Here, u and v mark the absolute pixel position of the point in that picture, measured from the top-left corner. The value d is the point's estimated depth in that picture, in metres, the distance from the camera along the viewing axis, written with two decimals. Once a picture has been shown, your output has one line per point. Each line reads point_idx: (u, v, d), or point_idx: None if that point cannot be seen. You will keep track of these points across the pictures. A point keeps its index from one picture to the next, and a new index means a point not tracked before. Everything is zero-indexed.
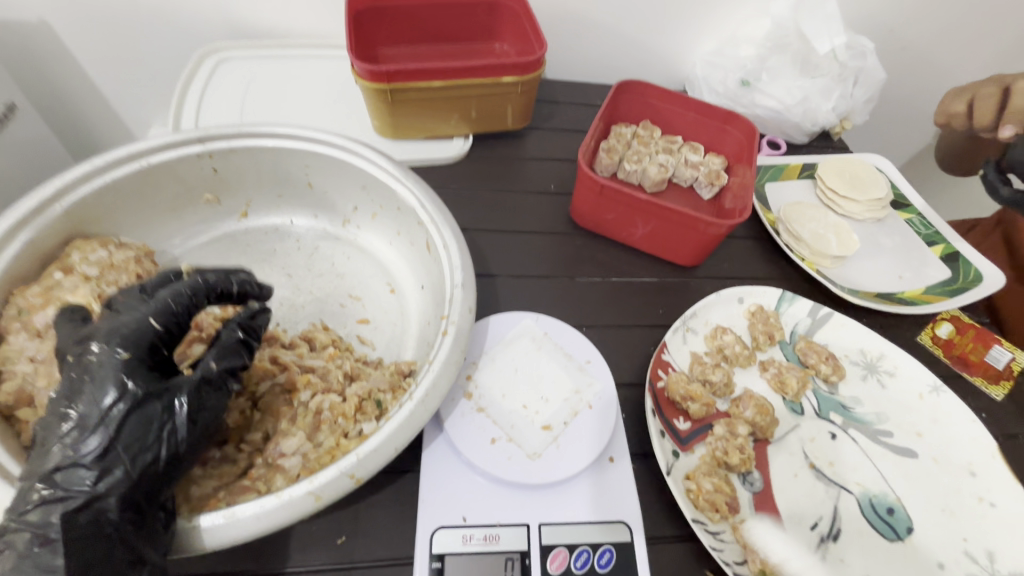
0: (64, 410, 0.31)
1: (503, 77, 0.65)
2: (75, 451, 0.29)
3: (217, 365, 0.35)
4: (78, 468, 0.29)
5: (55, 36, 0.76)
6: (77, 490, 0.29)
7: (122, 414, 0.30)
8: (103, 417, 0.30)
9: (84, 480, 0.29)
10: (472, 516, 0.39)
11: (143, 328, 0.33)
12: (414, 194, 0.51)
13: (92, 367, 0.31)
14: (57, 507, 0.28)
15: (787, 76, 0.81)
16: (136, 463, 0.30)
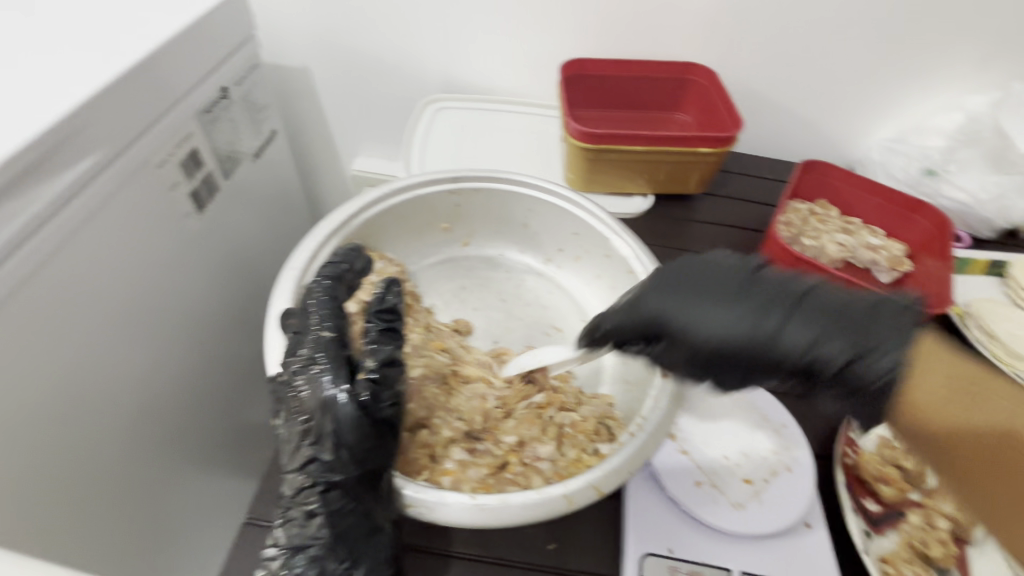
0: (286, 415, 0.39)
1: (700, 148, 0.70)
2: (311, 451, 0.36)
3: (376, 360, 0.38)
4: (321, 464, 0.36)
5: (310, 78, 0.94)
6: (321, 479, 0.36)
7: (328, 420, 0.35)
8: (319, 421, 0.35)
9: (321, 477, 0.36)
10: (677, 549, 0.42)
11: (319, 334, 0.37)
12: (628, 245, 0.57)
13: (300, 382, 0.36)
14: (313, 490, 0.37)
15: (977, 172, 0.79)
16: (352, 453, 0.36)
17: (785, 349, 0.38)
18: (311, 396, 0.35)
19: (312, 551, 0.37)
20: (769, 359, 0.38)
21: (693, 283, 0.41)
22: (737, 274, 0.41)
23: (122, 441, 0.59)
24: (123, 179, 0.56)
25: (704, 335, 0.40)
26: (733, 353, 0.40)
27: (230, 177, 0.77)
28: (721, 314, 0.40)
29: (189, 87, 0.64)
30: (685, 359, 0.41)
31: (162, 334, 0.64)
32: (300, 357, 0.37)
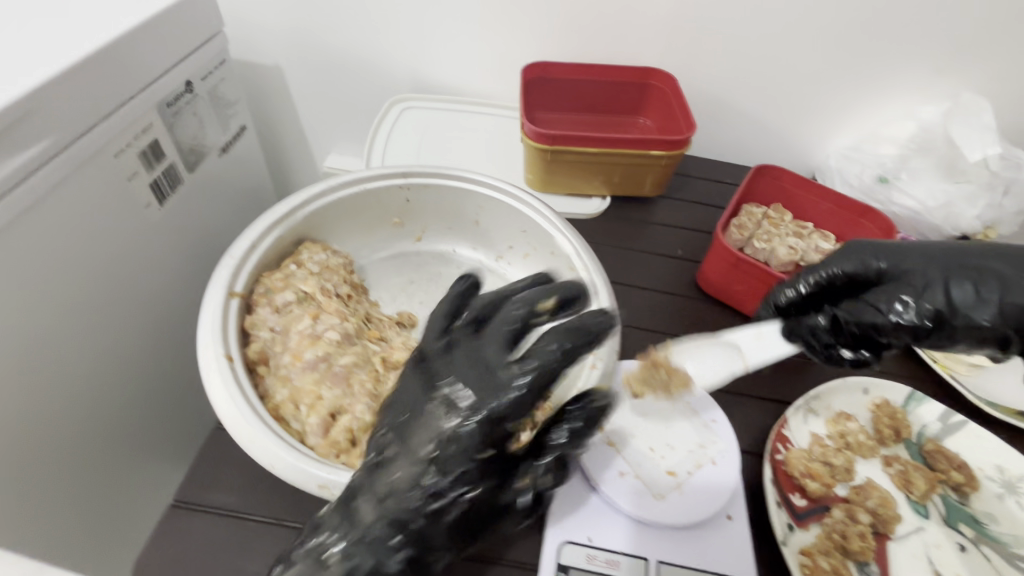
0: (377, 485, 0.36)
1: (653, 151, 0.72)
2: (388, 532, 0.35)
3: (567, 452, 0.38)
4: (390, 549, 0.35)
5: (282, 77, 0.95)
6: (383, 562, 0.34)
7: (450, 513, 0.35)
8: (450, 506, 0.35)
9: (387, 558, 0.34)
10: (596, 538, 0.43)
11: (504, 429, 0.35)
12: (571, 242, 0.58)
13: (400, 462, 0.35)
14: (374, 573, 0.34)
15: (929, 179, 0.81)
16: (435, 539, 0.36)
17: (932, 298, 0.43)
18: (470, 452, 0.35)
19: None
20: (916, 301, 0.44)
21: (895, 247, 0.48)
22: (894, 246, 0.49)
23: (60, 426, 0.59)
24: (77, 167, 0.57)
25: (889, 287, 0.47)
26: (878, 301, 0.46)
27: (193, 170, 0.77)
28: (892, 270, 0.47)
29: (150, 80, 0.65)
30: (857, 307, 0.47)
31: (110, 323, 0.65)
32: (448, 410, 0.36)
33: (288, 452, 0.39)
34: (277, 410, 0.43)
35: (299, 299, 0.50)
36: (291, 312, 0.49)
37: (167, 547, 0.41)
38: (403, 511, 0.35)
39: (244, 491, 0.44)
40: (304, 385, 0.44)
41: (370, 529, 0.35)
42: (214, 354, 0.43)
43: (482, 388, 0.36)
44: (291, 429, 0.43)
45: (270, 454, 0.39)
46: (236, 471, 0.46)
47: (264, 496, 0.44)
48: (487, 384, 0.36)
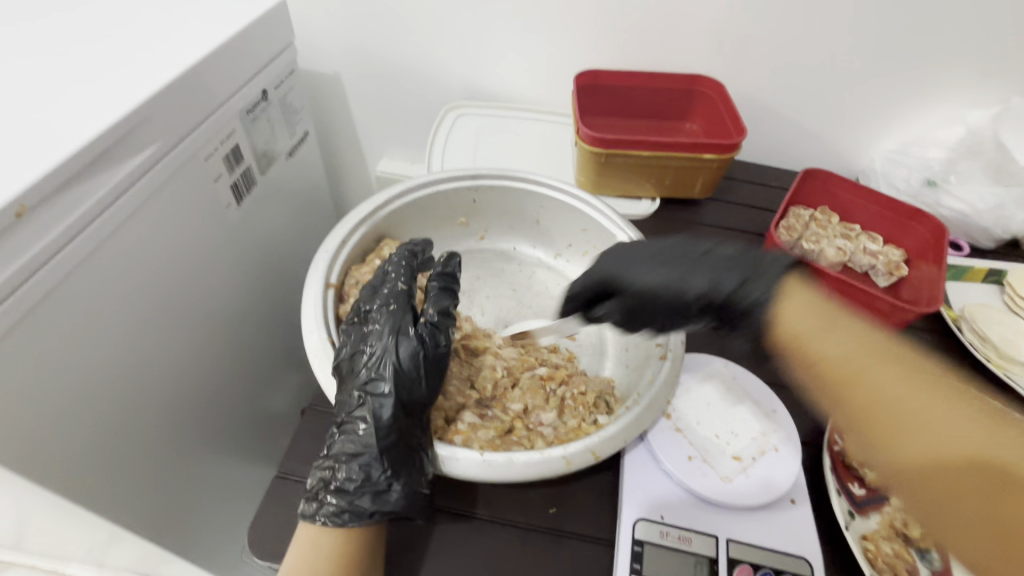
0: (361, 345, 0.46)
1: (705, 154, 0.75)
2: (373, 383, 0.44)
3: (434, 308, 0.50)
4: (377, 395, 0.43)
5: (340, 85, 1.00)
6: (374, 404, 0.43)
7: (395, 356, 0.44)
8: (394, 355, 0.44)
9: (371, 401, 0.43)
10: (668, 516, 0.46)
11: (395, 290, 0.49)
12: (632, 240, 0.61)
13: (372, 321, 0.47)
14: (367, 416, 0.43)
15: (979, 184, 0.83)
16: (404, 390, 0.44)
17: (711, 285, 0.44)
18: (385, 340, 0.45)
19: (356, 462, 0.43)
20: (691, 297, 0.45)
21: (618, 256, 0.49)
22: (638, 247, 0.49)
23: (151, 407, 0.64)
24: (175, 170, 0.62)
25: (624, 295, 0.48)
26: (632, 301, 0.47)
27: (265, 172, 0.83)
28: (643, 273, 0.47)
29: (234, 89, 0.71)
30: (647, 308, 0.47)
31: (195, 313, 0.70)
32: (372, 321, 0.47)
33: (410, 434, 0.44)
34: None
35: None
36: None
37: (276, 514, 0.45)
38: (362, 398, 0.44)
39: None
40: None
41: (354, 411, 0.44)
42: (320, 338, 0.47)
43: (394, 298, 0.48)
44: None
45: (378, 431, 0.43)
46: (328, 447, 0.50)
47: None
48: (400, 297, 0.49)
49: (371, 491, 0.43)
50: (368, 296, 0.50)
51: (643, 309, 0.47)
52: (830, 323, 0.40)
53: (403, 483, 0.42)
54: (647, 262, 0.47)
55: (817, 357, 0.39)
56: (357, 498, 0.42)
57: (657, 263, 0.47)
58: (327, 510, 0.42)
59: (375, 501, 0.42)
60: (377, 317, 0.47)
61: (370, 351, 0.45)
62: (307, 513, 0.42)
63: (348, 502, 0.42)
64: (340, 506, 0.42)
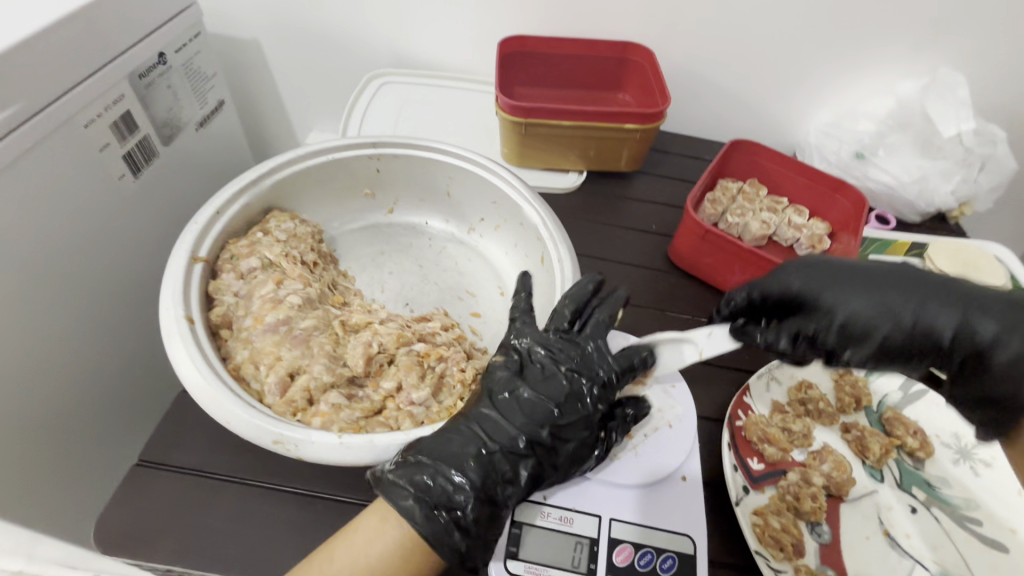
0: (542, 407, 0.43)
1: (627, 124, 0.72)
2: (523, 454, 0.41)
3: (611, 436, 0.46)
4: (522, 463, 0.41)
5: (260, 51, 0.94)
6: (517, 474, 0.41)
7: (570, 435, 0.43)
8: (576, 435, 0.43)
9: (525, 467, 0.41)
10: (550, 496, 0.44)
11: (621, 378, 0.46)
12: (538, 212, 0.58)
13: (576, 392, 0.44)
14: (518, 483, 0.41)
15: (907, 156, 0.81)
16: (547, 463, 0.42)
17: (954, 322, 0.38)
18: (584, 412, 0.44)
19: (467, 506, 0.38)
20: (925, 326, 0.38)
21: (810, 267, 0.43)
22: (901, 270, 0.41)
23: (41, 398, 0.59)
24: (45, 139, 0.57)
25: (823, 307, 0.41)
26: (886, 331, 0.39)
27: (169, 144, 0.77)
28: (864, 296, 0.40)
29: (120, 51, 0.65)
30: (812, 320, 0.42)
31: (89, 294, 0.65)
32: (586, 393, 0.44)
33: (245, 411, 0.39)
34: (238, 370, 0.44)
35: (263, 265, 0.50)
36: (255, 278, 0.49)
37: (132, 505, 0.42)
38: (522, 435, 0.42)
39: (207, 452, 0.46)
40: (264, 347, 0.45)
41: (517, 471, 0.41)
42: (175, 316, 0.43)
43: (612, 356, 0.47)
44: (250, 389, 0.43)
45: (224, 412, 0.39)
46: (198, 433, 0.47)
47: (228, 455, 0.46)
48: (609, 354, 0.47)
49: (490, 529, 0.39)
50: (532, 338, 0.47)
51: (832, 330, 0.41)
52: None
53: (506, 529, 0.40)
54: (844, 280, 0.41)
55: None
56: (474, 537, 0.38)
57: (848, 286, 0.41)
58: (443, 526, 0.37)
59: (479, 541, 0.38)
60: (577, 373, 0.45)
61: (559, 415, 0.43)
62: (408, 515, 0.37)
63: (463, 538, 0.37)
64: (456, 542, 0.37)
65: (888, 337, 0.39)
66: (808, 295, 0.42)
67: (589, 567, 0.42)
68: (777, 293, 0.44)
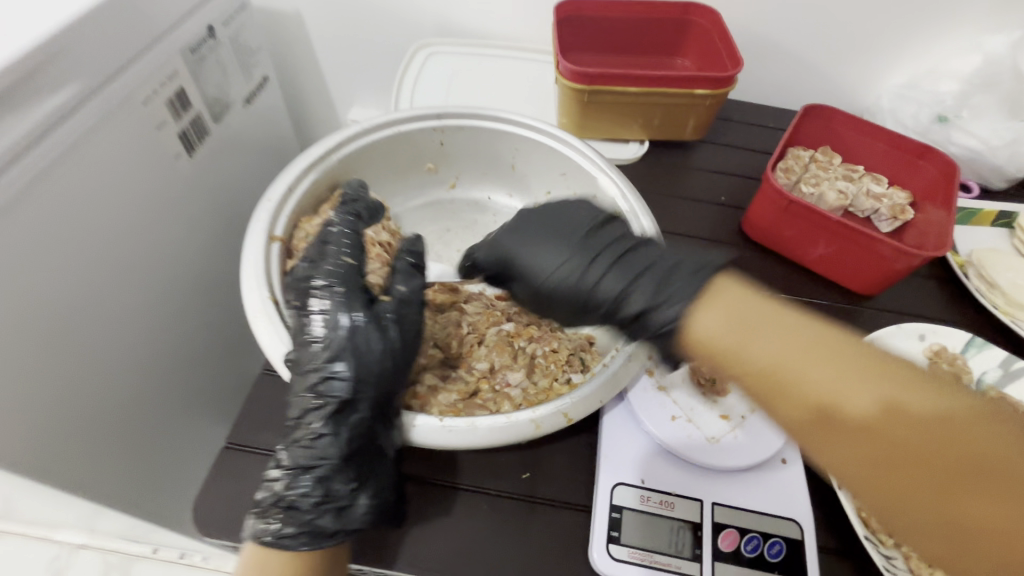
0: (306, 329, 0.40)
1: (697, 90, 0.68)
2: (327, 391, 0.38)
3: (402, 289, 0.44)
4: (329, 406, 0.38)
5: (301, 25, 0.91)
6: (331, 427, 0.38)
7: (346, 345, 0.38)
8: (337, 342, 0.38)
9: (329, 413, 0.38)
10: (649, 480, 0.43)
11: (347, 264, 0.43)
12: (615, 184, 0.55)
13: (315, 309, 0.40)
14: (321, 443, 0.38)
15: (994, 118, 0.76)
16: (372, 390, 0.39)
17: (572, 287, 0.41)
18: (326, 312, 0.39)
19: (319, 471, 0.38)
20: (592, 284, 0.40)
21: (524, 230, 0.44)
22: (589, 230, 0.43)
23: (115, 378, 0.59)
24: (108, 114, 0.55)
25: (530, 272, 0.43)
26: (576, 292, 0.41)
27: (219, 122, 0.75)
28: (550, 256, 0.42)
29: (171, 24, 0.63)
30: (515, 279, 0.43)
31: (154, 276, 0.64)
32: (314, 303, 0.40)
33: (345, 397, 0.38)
34: None
35: None
36: None
37: (226, 487, 0.42)
38: (318, 375, 0.38)
39: None
40: None
41: (304, 417, 0.38)
42: (261, 298, 0.42)
43: (340, 280, 0.41)
44: None
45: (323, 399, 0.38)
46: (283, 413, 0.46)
47: None
48: (349, 279, 0.42)
49: (334, 516, 0.39)
50: (312, 263, 0.43)
51: (534, 289, 0.42)
52: (759, 322, 0.34)
53: (370, 491, 0.39)
54: (538, 235, 0.44)
55: (753, 367, 0.33)
56: (319, 503, 0.38)
57: (542, 238, 0.43)
58: (279, 528, 0.38)
59: (333, 514, 0.39)
60: (342, 259, 0.43)
61: (319, 332, 0.39)
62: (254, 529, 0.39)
63: (313, 524, 0.38)
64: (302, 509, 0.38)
65: (599, 301, 0.40)
66: (507, 256, 0.44)
67: (695, 552, 0.40)
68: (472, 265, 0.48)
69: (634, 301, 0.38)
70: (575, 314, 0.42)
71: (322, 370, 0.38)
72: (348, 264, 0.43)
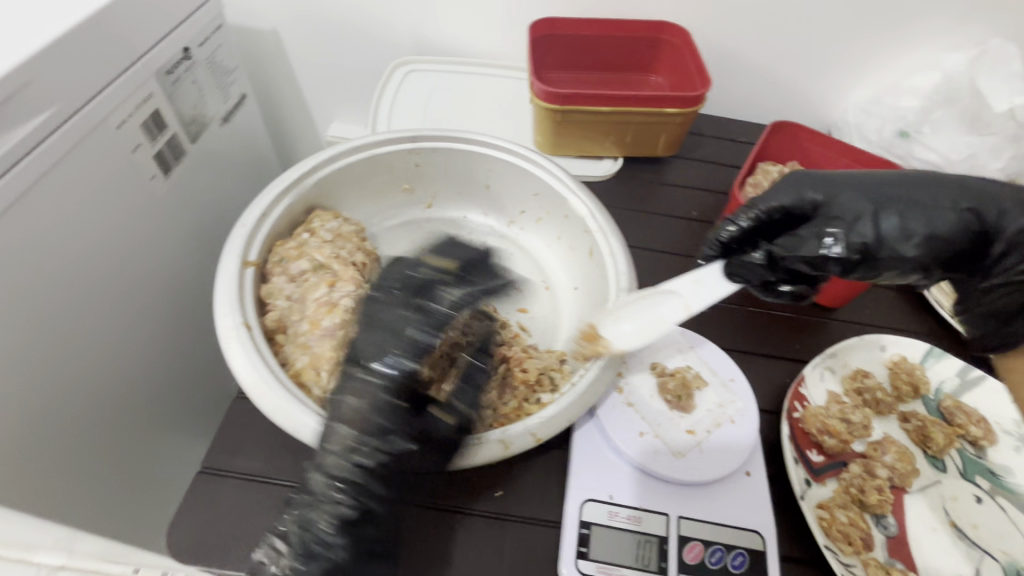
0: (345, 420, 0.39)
1: (666, 108, 0.70)
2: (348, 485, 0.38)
3: (463, 408, 0.42)
4: (344, 503, 0.37)
5: (280, 42, 0.92)
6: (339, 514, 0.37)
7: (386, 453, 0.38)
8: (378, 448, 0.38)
9: (349, 501, 0.38)
10: (616, 495, 0.44)
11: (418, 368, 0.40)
12: (585, 204, 0.57)
13: (354, 396, 0.39)
14: (331, 532, 0.37)
15: (952, 133, 0.78)
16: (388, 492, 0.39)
17: (957, 223, 0.44)
18: (372, 416, 0.38)
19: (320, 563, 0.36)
20: (940, 211, 0.45)
21: (805, 181, 0.51)
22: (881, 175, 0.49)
23: (91, 399, 0.59)
24: (82, 138, 0.55)
25: (836, 206, 0.48)
26: (907, 213, 0.45)
27: (197, 141, 0.76)
28: (856, 198, 0.47)
29: (148, 48, 0.63)
30: (845, 221, 0.46)
31: (131, 297, 0.64)
32: (354, 385, 0.39)
33: (311, 417, 0.40)
34: (298, 376, 0.43)
35: (313, 267, 0.49)
36: (307, 280, 0.48)
37: (200, 512, 0.42)
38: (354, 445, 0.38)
39: (267, 457, 0.45)
40: (324, 351, 0.44)
41: (323, 498, 0.37)
42: (233, 323, 0.43)
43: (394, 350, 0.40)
44: (313, 395, 0.42)
45: (294, 420, 0.40)
46: (258, 436, 0.46)
47: (289, 459, 0.45)
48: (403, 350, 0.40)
49: None
50: (380, 344, 0.41)
51: (862, 215, 0.46)
52: None
53: None
54: (862, 188, 0.47)
55: None
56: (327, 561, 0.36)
57: (849, 187, 0.48)
58: None
59: None
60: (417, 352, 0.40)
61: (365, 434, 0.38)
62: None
63: None
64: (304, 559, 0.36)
65: (990, 228, 0.44)
66: (824, 204, 0.49)
67: (660, 565, 0.41)
68: (791, 208, 0.51)
69: (902, 248, 0.44)
70: (908, 250, 0.44)
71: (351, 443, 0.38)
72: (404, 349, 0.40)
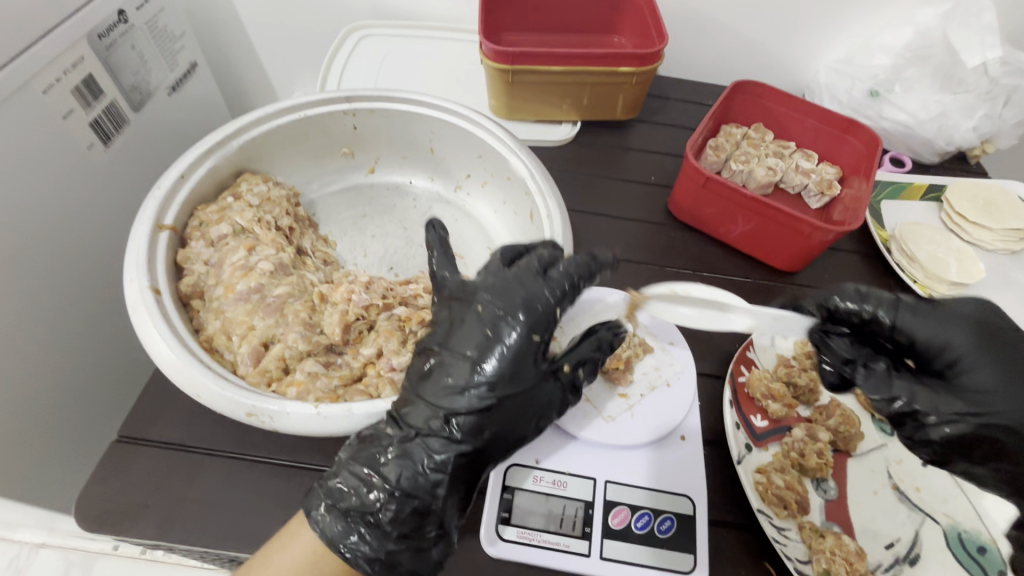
0: (428, 395, 0.37)
1: (621, 68, 0.67)
2: (406, 467, 0.36)
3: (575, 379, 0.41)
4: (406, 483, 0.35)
5: (232, 7, 0.88)
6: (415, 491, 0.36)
7: (453, 430, 0.37)
8: (428, 431, 0.37)
9: (414, 487, 0.36)
10: (543, 460, 0.43)
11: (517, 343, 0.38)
12: (525, 164, 0.55)
13: (455, 383, 0.37)
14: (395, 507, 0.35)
15: (924, 92, 0.76)
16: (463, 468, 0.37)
17: (1016, 455, 0.36)
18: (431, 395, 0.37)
19: (383, 538, 0.35)
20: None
21: (986, 338, 0.38)
22: None
23: (24, 375, 0.58)
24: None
25: (975, 384, 0.37)
26: (1008, 451, 0.36)
27: (139, 110, 0.73)
28: (997, 381, 0.36)
29: (73, 9, 0.60)
30: (934, 398, 0.37)
31: (65, 270, 0.62)
32: (444, 365, 0.38)
33: (212, 381, 0.38)
34: (210, 341, 0.42)
35: (235, 231, 0.48)
36: (227, 244, 0.47)
37: (113, 481, 0.41)
38: (437, 417, 0.37)
39: (187, 426, 0.44)
40: (236, 316, 0.43)
41: (373, 471, 0.36)
42: (139, 287, 0.41)
43: (524, 308, 0.39)
44: (224, 360, 0.42)
45: (194, 384, 0.38)
46: (179, 405, 0.45)
47: (210, 428, 0.44)
48: (530, 305, 0.39)
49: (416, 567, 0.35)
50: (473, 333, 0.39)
51: (986, 420, 0.36)
52: None
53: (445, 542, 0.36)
54: (1006, 372, 0.37)
55: None
56: (403, 538, 0.35)
57: (1002, 362, 0.37)
58: (359, 554, 0.34)
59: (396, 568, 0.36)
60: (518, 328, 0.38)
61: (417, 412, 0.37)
62: (325, 532, 0.34)
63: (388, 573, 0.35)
64: (373, 549, 0.35)
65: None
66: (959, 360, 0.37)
67: (584, 530, 0.40)
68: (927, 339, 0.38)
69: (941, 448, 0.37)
70: (954, 441, 0.37)
71: (438, 414, 0.37)
72: (491, 327, 0.38)
